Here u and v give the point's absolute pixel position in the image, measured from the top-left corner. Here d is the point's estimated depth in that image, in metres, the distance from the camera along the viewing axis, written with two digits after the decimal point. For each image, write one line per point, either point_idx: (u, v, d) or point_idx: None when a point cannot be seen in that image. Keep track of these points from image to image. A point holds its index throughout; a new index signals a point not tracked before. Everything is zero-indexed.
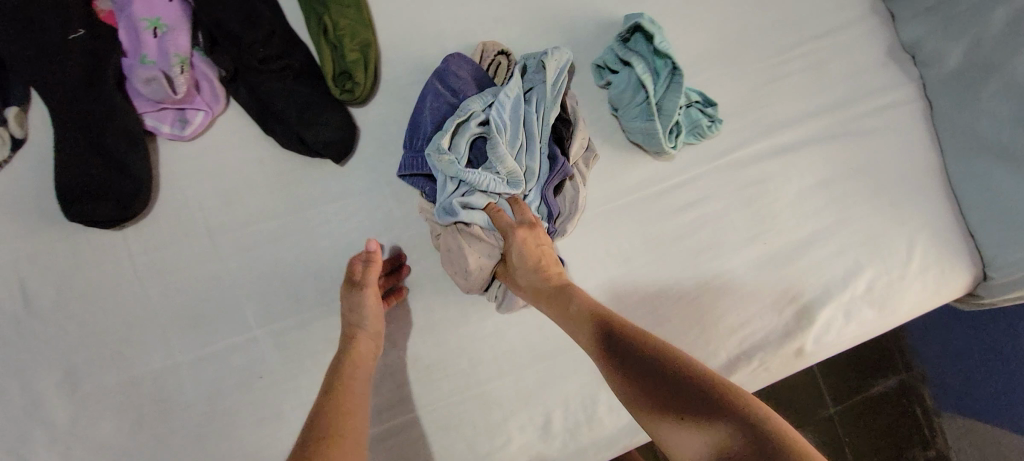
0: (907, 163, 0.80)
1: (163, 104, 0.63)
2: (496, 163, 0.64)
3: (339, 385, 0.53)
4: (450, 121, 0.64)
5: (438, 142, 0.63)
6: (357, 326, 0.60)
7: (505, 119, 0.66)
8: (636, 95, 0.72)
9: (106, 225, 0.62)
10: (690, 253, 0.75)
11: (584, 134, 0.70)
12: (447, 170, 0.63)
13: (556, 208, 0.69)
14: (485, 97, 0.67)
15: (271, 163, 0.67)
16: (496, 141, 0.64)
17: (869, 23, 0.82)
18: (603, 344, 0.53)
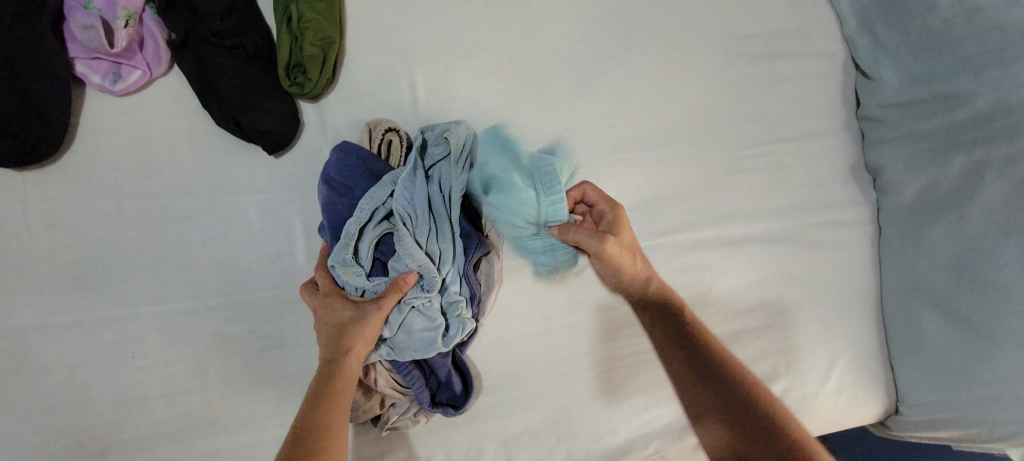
0: (845, 283, 0.81)
1: (98, 53, 0.60)
2: (407, 255, 0.60)
3: (329, 403, 0.52)
4: (347, 227, 0.60)
5: (341, 253, 0.60)
6: (352, 336, 0.56)
7: (408, 204, 0.62)
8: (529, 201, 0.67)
9: (6, 164, 0.58)
10: (613, 326, 0.73)
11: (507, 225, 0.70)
12: (353, 282, 0.60)
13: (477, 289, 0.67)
14: (384, 188, 0.63)
15: (201, 139, 0.64)
16: (402, 233, 0.60)
17: (837, 137, 0.83)
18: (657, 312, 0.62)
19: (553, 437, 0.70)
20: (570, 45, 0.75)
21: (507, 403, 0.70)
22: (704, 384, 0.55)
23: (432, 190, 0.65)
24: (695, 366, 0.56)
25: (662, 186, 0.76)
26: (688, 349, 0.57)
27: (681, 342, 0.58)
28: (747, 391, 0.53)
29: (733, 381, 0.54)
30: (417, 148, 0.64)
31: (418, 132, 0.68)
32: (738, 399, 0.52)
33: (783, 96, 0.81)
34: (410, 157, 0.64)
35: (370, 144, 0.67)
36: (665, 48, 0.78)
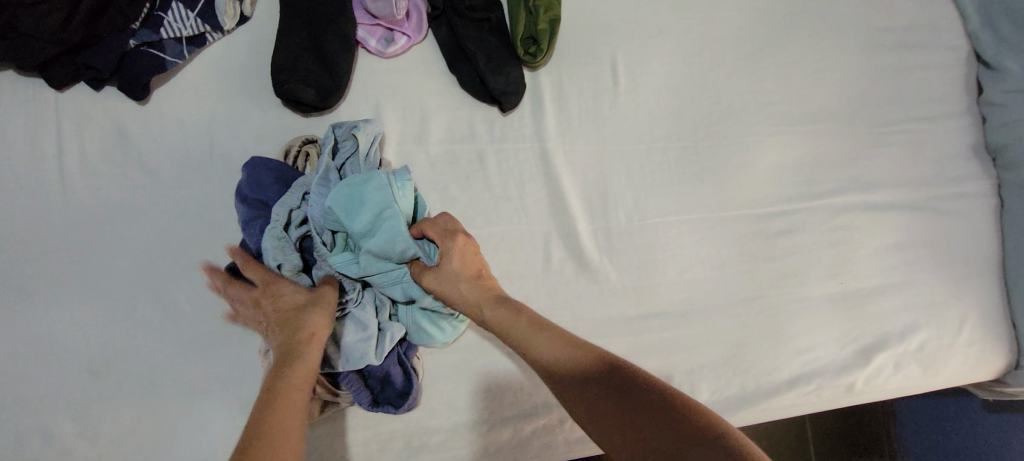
0: (971, 249, 0.90)
1: (380, 20, 0.71)
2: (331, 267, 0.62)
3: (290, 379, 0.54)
4: (265, 239, 0.60)
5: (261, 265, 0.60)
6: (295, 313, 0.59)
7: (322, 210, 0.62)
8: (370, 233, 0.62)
9: (302, 108, 0.68)
10: (777, 275, 0.83)
11: None
12: (276, 291, 0.60)
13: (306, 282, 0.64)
14: (296, 192, 0.62)
15: (446, 97, 0.75)
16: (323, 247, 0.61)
17: (961, 121, 0.93)
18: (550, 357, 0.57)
19: (730, 370, 0.79)
20: (737, 31, 0.86)
21: (690, 338, 0.79)
22: (617, 404, 0.51)
23: None
24: (604, 393, 0.53)
25: (815, 154, 0.87)
26: (585, 377, 0.55)
27: (604, 388, 0.53)
28: (636, 399, 0.51)
29: (620, 393, 0.52)
30: (327, 147, 0.64)
31: (327, 130, 0.66)
32: (647, 411, 0.50)
33: (915, 83, 0.92)
34: (321, 161, 0.63)
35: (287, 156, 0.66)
36: (817, 38, 0.89)
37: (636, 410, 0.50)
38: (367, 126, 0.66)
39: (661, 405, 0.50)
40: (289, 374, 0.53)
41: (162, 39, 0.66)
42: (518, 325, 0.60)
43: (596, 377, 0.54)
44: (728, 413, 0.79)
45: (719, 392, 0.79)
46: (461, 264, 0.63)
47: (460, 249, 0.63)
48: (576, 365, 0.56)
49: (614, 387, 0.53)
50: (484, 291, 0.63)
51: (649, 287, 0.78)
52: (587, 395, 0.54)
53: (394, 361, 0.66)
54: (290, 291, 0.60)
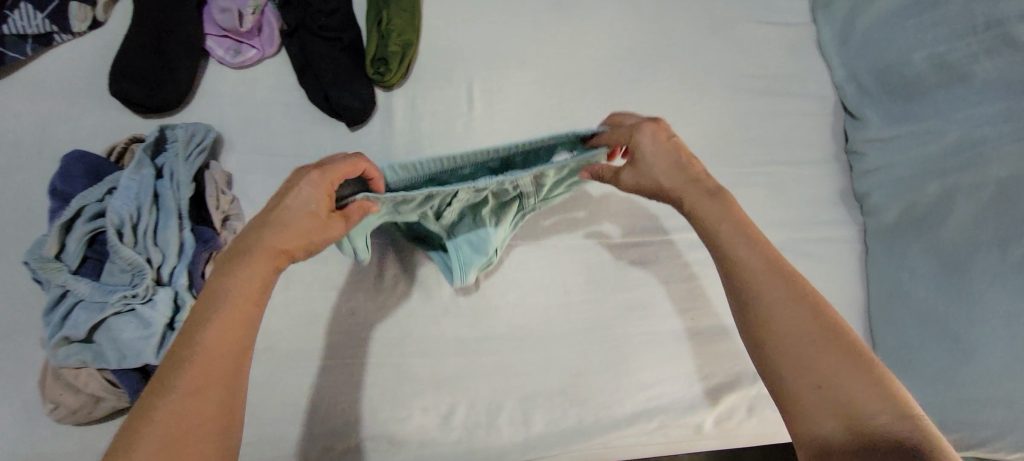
0: (836, 294, 0.88)
1: (228, 32, 0.75)
2: (117, 256, 0.61)
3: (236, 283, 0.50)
4: (52, 222, 0.61)
5: (43, 249, 0.60)
6: (289, 205, 0.54)
7: (121, 201, 0.63)
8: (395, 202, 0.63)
9: (137, 107, 0.70)
10: (624, 306, 0.82)
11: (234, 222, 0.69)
12: (53, 277, 0.60)
13: (99, 274, 0.63)
14: (103, 186, 0.64)
15: (291, 108, 0.77)
16: (109, 233, 0.61)
17: (827, 166, 0.95)
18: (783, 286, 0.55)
19: (566, 401, 0.77)
20: (601, 68, 0.90)
21: (526, 364, 0.77)
22: (800, 336, 0.52)
23: (160, 185, 0.66)
24: (775, 331, 0.53)
25: None
26: (804, 327, 0.52)
27: (810, 341, 0.51)
28: (854, 387, 0.49)
29: (802, 339, 0.52)
30: (147, 144, 0.66)
31: (153, 132, 0.69)
32: (802, 369, 0.51)
33: (781, 128, 0.94)
34: (135, 156, 0.65)
35: (110, 153, 0.68)
36: (682, 79, 0.93)
37: (796, 365, 0.51)
38: (193, 129, 0.69)
39: (893, 415, 0.47)
40: (260, 254, 0.52)
41: (3, 34, 0.69)
42: (754, 258, 0.57)
43: (809, 331, 0.52)
44: (560, 446, 0.75)
45: (553, 423, 0.76)
46: (658, 156, 0.64)
47: (652, 132, 0.65)
48: (820, 328, 0.52)
49: (822, 353, 0.50)
50: (747, 237, 0.58)
51: (487, 309, 0.79)
52: (765, 318, 0.54)
53: None
54: (66, 277, 0.60)
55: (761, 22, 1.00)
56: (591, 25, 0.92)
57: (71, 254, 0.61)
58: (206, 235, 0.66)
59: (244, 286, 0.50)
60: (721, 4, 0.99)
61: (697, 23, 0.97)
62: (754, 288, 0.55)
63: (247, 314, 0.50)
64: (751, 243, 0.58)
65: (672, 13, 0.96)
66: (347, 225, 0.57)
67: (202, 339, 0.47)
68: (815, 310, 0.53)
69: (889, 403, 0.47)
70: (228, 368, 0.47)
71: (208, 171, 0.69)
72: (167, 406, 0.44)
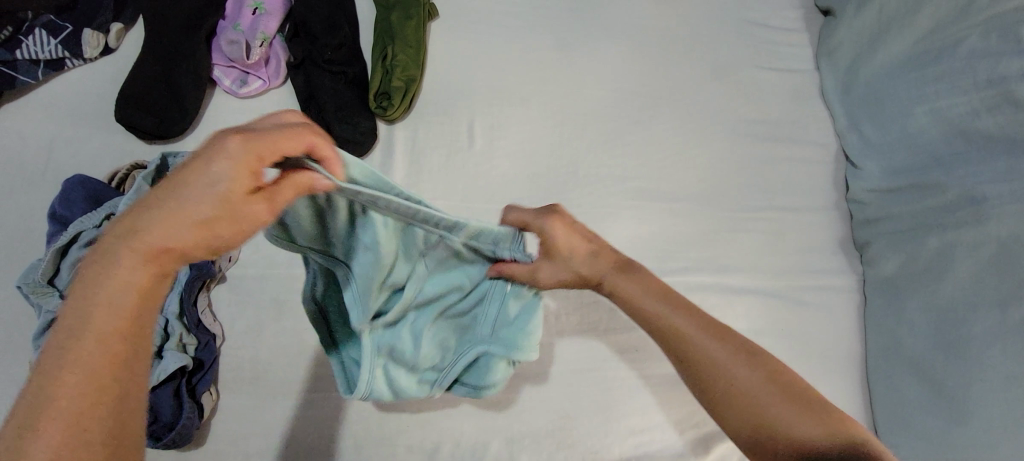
0: (834, 344, 0.87)
1: (235, 63, 0.77)
2: None
3: (114, 280, 0.41)
4: (48, 247, 0.61)
5: (37, 274, 0.61)
6: (192, 180, 0.42)
7: None
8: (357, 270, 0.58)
9: (141, 133, 0.71)
10: (617, 349, 0.81)
11: (235, 255, 0.74)
12: (45, 303, 0.60)
13: None
14: (102, 212, 0.64)
15: None
16: None
17: (827, 215, 0.94)
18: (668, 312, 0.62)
19: (554, 443, 0.76)
20: (601, 108, 0.91)
21: (515, 403, 0.76)
22: (710, 359, 0.58)
23: None
24: (703, 368, 0.58)
25: (670, 232, 0.87)
26: (735, 363, 0.57)
27: (715, 355, 0.58)
28: (768, 406, 0.54)
29: (723, 366, 0.57)
30: (147, 171, 0.65)
31: (156, 158, 0.68)
32: (744, 404, 0.55)
33: (781, 174, 0.94)
34: (133, 184, 0.64)
35: (110, 179, 0.69)
36: (683, 121, 0.93)
37: (734, 398, 0.56)
38: None
39: (805, 430, 0.53)
40: (144, 244, 0.42)
41: (15, 59, 0.71)
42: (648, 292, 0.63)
43: (712, 353, 0.58)
44: None
45: None
46: (565, 240, 0.66)
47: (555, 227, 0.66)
48: (738, 359, 0.57)
49: (742, 380, 0.56)
50: (649, 290, 0.64)
51: None
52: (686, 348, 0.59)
53: (167, 393, 0.63)
54: (57, 303, 0.60)
55: (764, 67, 1.00)
56: (594, 66, 0.93)
57: (64, 281, 0.61)
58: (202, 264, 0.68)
59: (123, 292, 0.41)
60: (724, 49, 1.00)
61: (699, 66, 0.98)
62: (669, 334, 0.60)
63: (128, 321, 0.42)
64: (635, 274, 0.65)
65: (676, 57, 0.97)
66: (274, 203, 0.45)
67: (80, 354, 0.40)
68: (738, 348, 0.58)
69: (807, 423, 0.53)
70: (108, 384, 0.40)
71: None
72: (41, 438, 0.37)
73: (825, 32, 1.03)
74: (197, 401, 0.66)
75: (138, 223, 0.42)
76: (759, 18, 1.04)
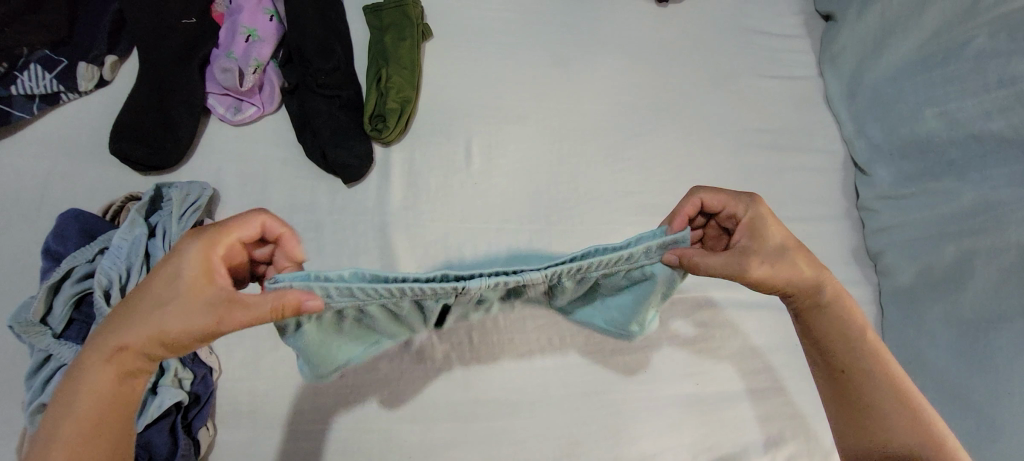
0: None
1: (228, 90, 0.77)
2: (102, 318, 0.60)
3: (94, 377, 0.49)
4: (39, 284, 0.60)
5: (26, 313, 0.60)
6: (168, 278, 0.50)
7: (111, 262, 0.63)
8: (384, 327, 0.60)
9: (135, 165, 0.71)
10: (625, 370, 0.79)
11: None
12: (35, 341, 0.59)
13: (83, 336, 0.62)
14: (95, 246, 0.64)
15: (291, 166, 0.77)
16: (96, 296, 0.61)
17: (837, 224, 0.92)
18: (844, 326, 0.62)
19: None
20: (601, 123, 0.89)
21: (522, 430, 0.74)
22: (859, 376, 0.60)
23: (152, 245, 0.66)
24: (855, 381, 0.60)
25: None
26: (869, 369, 0.60)
27: (865, 375, 0.60)
28: (886, 411, 0.59)
29: (872, 387, 0.60)
30: (142, 202, 0.67)
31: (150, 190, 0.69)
32: (867, 419, 0.59)
33: (788, 184, 0.92)
34: (127, 216, 0.65)
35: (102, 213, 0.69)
36: (685, 134, 0.91)
37: (858, 403, 0.60)
38: (190, 187, 0.70)
39: (924, 449, 0.57)
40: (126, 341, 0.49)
41: (10, 94, 0.70)
42: (823, 299, 0.63)
43: (863, 371, 0.60)
44: None
45: None
46: (771, 232, 0.62)
47: (767, 214, 0.63)
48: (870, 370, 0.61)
49: (877, 389, 0.60)
50: (833, 299, 0.63)
51: (483, 372, 0.76)
52: (844, 359, 0.61)
53: (163, 428, 0.62)
54: (48, 342, 0.59)
55: (766, 75, 0.98)
56: (594, 81, 0.92)
57: (56, 318, 0.60)
58: None
59: (100, 390, 0.49)
60: (726, 58, 0.98)
61: (700, 77, 0.96)
62: (833, 347, 0.62)
63: (106, 413, 0.49)
64: (820, 288, 0.63)
65: (676, 68, 0.96)
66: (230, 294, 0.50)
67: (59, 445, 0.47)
68: (871, 355, 0.61)
69: (911, 427, 0.58)
70: None
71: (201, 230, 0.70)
72: None
73: (828, 37, 1.01)
74: (193, 437, 0.65)
75: (118, 325, 0.50)
76: (760, 25, 1.03)
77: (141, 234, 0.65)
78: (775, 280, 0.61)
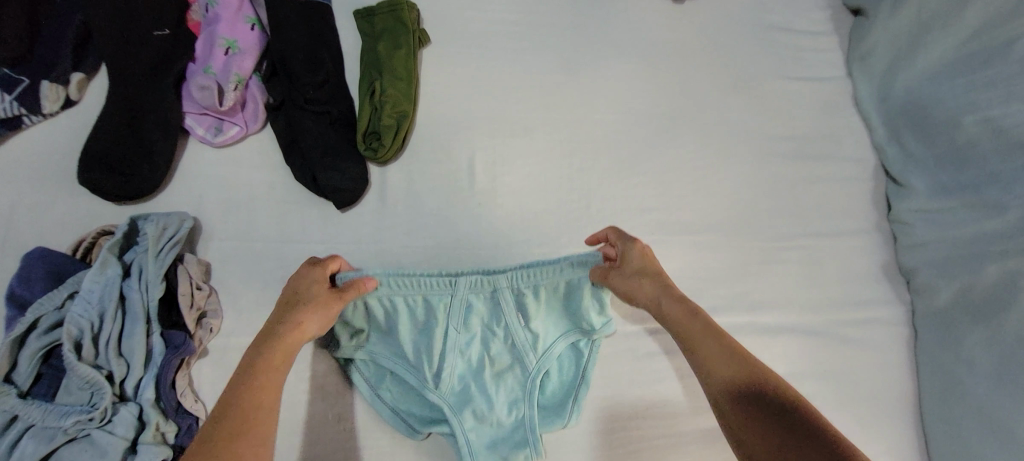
0: (882, 384, 0.79)
1: (208, 109, 0.70)
2: (74, 373, 0.56)
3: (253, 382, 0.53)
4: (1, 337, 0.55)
5: None
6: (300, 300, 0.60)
7: (82, 309, 0.58)
8: (410, 375, 0.69)
9: (107, 195, 0.65)
10: (643, 404, 0.74)
11: (218, 322, 0.66)
12: None
13: (53, 392, 0.57)
14: (64, 290, 0.59)
15: (280, 190, 0.71)
16: (66, 350, 0.55)
17: (867, 237, 0.85)
18: (687, 320, 0.61)
19: None
20: (612, 134, 0.83)
21: None
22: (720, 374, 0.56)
23: (128, 287, 0.60)
24: (705, 367, 0.58)
25: (695, 268, 0.80)
26: (708, 355, 0.58)
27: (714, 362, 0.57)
28: (731, 395, 0.55)
29: (721, 375, 0.56)
30: (115, 239, 0.61)
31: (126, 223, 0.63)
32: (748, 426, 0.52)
33: (814, 196, 0.86)
34: (100, 256, 0.59)
35: (72, 248, 0.62)
36: (704, 143, 0.85)
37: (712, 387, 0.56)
38: (168, 219, 0.64)
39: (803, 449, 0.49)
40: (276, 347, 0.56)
41: None
42: (679, 309, 0.62)
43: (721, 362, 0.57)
44: None
45: None
46: (642, 261, 0.66)
47: (641, 250, 0.67)
48: (755, 385, 0.54)
49: (724, 372, 0.56)
50: (681, 304, 0.62)
51: None
52: (696, 352, 0.59)
53: None
54: (13, 402, 0.54)
55: (790, 77, 0.91)
56: (605, 86, 0.85)
57: (22, 373, 0.55)
58: (178, 339, 0.61)
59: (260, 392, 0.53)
60: (747, 59, 0.91)
61: (719, 80, 0.89)
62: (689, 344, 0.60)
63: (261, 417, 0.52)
64: (646, 285, 0.64)
65: (693, 71, 0.89)
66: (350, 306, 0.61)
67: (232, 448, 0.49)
68: (711, 333, 0.59)
69: (776, 418, 0.52)
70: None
71: (181, 267, 0.64)
72: None
73: (857, 32, 0.93)
74: None
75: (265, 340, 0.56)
76: (783, 21, 0.95)
77: (115, 277, 0.59)
78: (653, 306, 0.64)
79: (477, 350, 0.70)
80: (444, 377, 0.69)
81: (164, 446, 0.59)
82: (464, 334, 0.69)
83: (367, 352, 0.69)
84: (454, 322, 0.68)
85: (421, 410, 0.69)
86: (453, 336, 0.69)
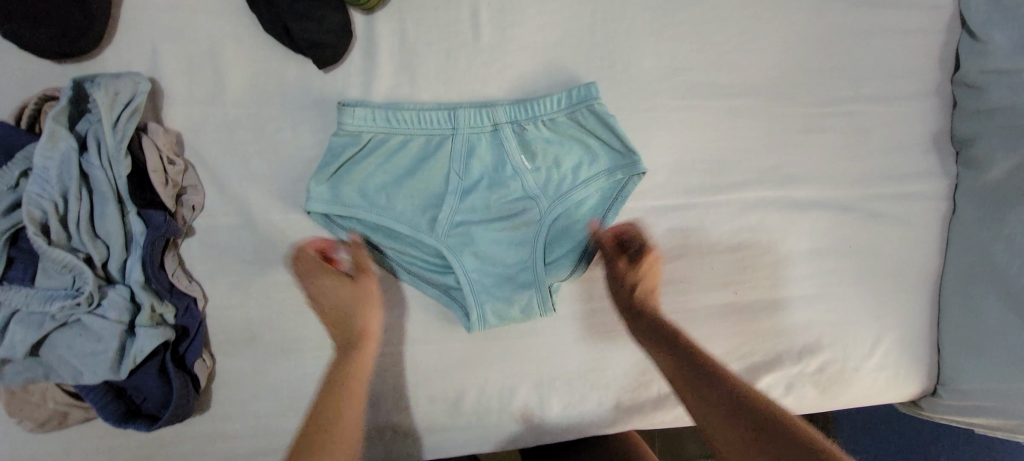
0: (909, 260, 0.75)
1: None
2: (49, 258, 0.51)
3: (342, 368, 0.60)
4: None
5: None
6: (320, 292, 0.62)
7: (40, 190, 0.51)
8: (414, 225, 0.63)
9: (43, 53, 0.55)
10: (658, 281, 0.70)
11: (200, 198, 0.60)
12: None
13: (32, 276, 0.53)
14: (15, 167, 0.52)
15: (248, 45, 0.60)
16: (32, 235, 0.50)
17: (925, 102, 0.75)
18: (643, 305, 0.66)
19: (586, 384, 0.70)
20: None
21: (544, 346, 0.69)
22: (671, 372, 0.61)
23: (89, 164, 0.53)
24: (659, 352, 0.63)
25: (727, 138, 0.71)
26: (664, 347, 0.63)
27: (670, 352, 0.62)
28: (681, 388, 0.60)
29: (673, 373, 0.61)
30: (62, 106, 0.52)
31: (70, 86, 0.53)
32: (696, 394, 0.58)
33: (874, 52, 0.74)
34: (47, 126, 0.51)
35: (14, 117, 0.54)
36: None
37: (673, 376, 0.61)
38: (119, 80, 0.54)
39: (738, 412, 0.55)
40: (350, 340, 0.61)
41: None
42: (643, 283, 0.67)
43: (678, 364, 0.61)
44: (580, 427, 0.70)
45: (572, 406, 0.70)
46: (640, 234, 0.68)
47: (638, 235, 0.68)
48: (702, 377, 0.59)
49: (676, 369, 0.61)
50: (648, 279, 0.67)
51: None
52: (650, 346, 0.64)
53: (152, 369, 0.56)
54: None
55: None
56: None
57: None
58: (157, 220, 0.56)
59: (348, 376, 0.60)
60: None
61: None
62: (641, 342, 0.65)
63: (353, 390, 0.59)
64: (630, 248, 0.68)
65: None
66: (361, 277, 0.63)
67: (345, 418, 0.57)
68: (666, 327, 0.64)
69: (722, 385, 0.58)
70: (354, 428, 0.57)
71: (146, 139, 0.56)
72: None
73: None
74: (189, 370, 0.59)
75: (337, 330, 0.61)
76: None
77: (70, 151, 0.52)
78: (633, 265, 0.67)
79: (482, 199, 0.65)
80: (448, 224, 0.64)
81: (163, 328, 0.56)
82: (467, 179, 0.64)
83: (364, 205, 0.61)
84: (456, 165, 0.63)
85: (427, 262, 0.66)
86: (455, 181, 0.64)
